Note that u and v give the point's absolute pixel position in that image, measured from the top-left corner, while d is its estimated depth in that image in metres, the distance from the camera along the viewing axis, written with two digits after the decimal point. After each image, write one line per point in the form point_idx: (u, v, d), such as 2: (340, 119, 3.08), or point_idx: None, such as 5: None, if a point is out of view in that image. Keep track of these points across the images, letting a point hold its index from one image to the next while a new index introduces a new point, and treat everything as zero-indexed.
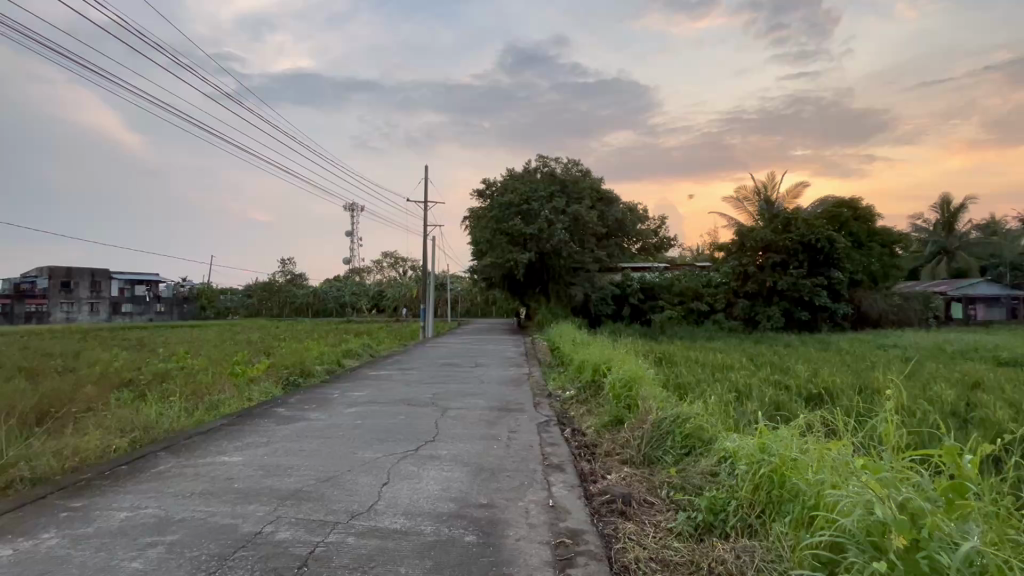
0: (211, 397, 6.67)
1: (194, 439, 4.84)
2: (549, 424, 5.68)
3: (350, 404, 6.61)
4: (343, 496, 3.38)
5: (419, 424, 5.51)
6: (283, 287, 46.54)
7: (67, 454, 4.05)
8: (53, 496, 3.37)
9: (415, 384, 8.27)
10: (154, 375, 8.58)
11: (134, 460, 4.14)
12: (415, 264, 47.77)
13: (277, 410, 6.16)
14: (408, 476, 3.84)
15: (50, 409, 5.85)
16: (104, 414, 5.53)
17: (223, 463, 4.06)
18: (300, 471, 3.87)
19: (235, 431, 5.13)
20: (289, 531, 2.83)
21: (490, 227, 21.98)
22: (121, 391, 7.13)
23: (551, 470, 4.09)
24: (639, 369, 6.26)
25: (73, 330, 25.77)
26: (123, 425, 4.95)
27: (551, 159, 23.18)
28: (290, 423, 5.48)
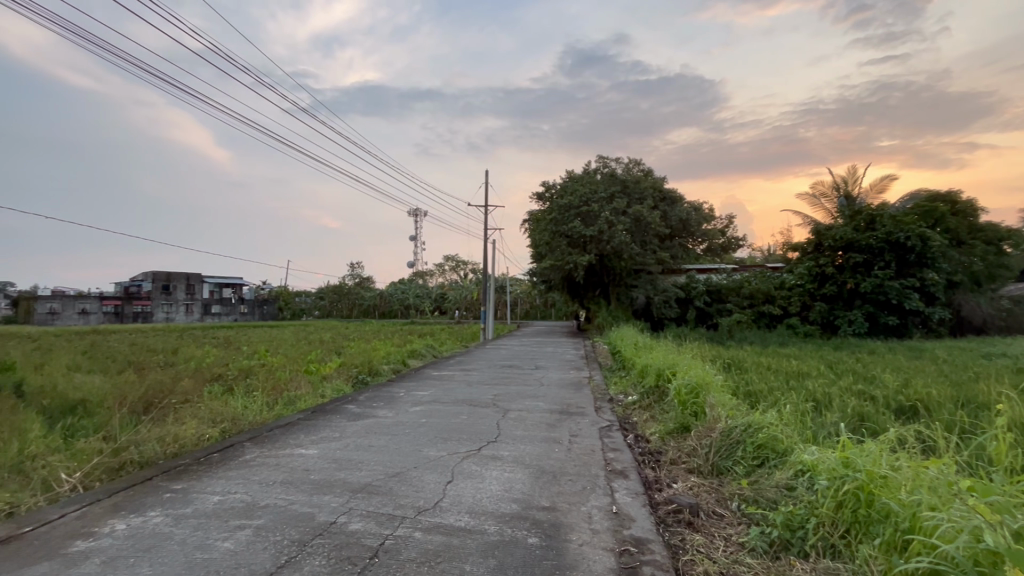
0: (289, 392, 7.15)
1: (275, 431, 5.19)
2: (611, 429, 5.58)
3: (416, 402, 6.83)
4: (410, 492, 3.50)
5: (481, 425, 5.59)
6: (352, 290, 49.07)
7: (168, 441, 4.48)
8: (157, 478, 3.75)
9: (476, 385, 8.42)
10: (241, 370, 9.33)
11: (224, 449, 4.51)
12: (475, 267, 48.64)
13: (348, 407, 6.48)
14: (471, 475, 3.91)
15: (154, 399, 6.51)
16: (199, 405, 6.07)
17: (300, 455, 4.33)
18: (370, 466, 4.05)
19: (310, 425, 5.45)
20: (361, 522, 2.97)
21: (550, 229, 21.90)
22: (213, 385, 7.81)
23: (613, 476, 4.01)
24: (707, 375, 6.01)
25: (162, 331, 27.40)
26: (215, 415, 5.42)
27: (611, 159, 22.79)
28: (360, 420, 5.74)
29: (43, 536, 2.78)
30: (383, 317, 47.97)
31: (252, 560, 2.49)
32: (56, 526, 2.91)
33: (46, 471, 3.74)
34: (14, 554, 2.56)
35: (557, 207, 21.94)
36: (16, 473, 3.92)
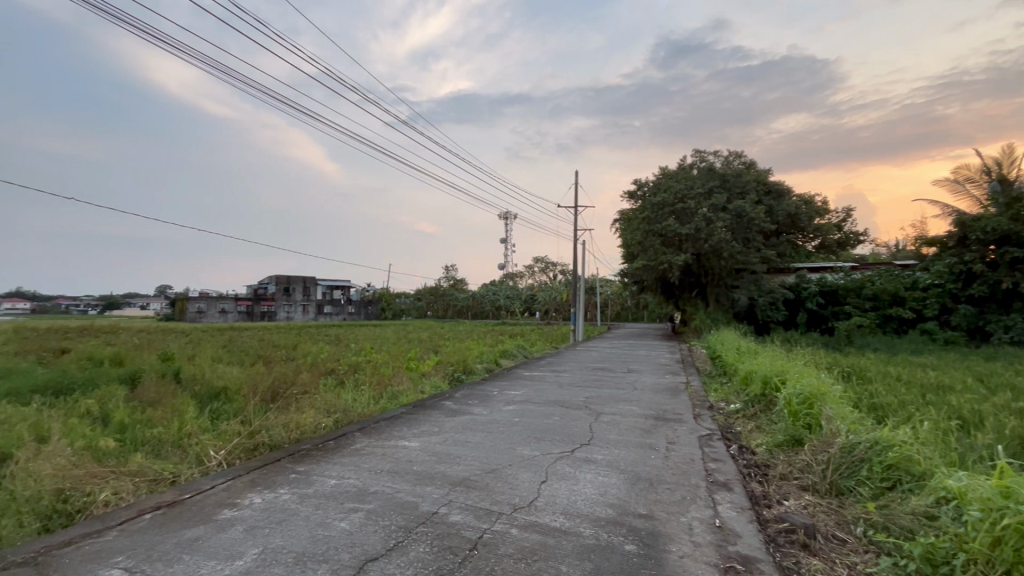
0: (393, 388, 7.65)
1: (380, 423, 5.58)
2: (712, 438, 5.28)
3: (509, 401, 6.97)
4: (506, 489, 3.59)
5: (574, 427, 5.56)
6: (447, 292, 51.28)
7: (292, 428, 5.00)
8: (285, 460, 4.20)
9: (568, 387, 8.40)
10: (351, 365, 10.18)
11: (337, 437, 4.94)
12: (564, 268, 48.51)
13: (445, 403, 6.79)
14: (565, 476, 3.91)
15: (280, 389, 7.31)
16: (316, 396, 6.72)
17: (403, 447, 4.61)
18: (467, 461, 4.21)
19: (413, 419, 5.79)
20: (460, 515, 3.10)
21: (642, 229, 21.23)
22: (327, 378, 8.60)
23: (715, 488, 3.79)
24: (822, 384, 5.46)
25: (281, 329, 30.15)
26: (330, 406, 5.95)
27: (709, 153, 21.58)
28: (457, 416, 5.99)
29: (199, 503, 3.23)
30: (476, 317, 49.54)
31: (364, 542, 2.70)
32: (208, 495, 3.38)
33: (199, 448, 4.36)
34: (178, 517, 3.01)
35: (649, 205, 21.17)
36: (177, 448, 4.62)
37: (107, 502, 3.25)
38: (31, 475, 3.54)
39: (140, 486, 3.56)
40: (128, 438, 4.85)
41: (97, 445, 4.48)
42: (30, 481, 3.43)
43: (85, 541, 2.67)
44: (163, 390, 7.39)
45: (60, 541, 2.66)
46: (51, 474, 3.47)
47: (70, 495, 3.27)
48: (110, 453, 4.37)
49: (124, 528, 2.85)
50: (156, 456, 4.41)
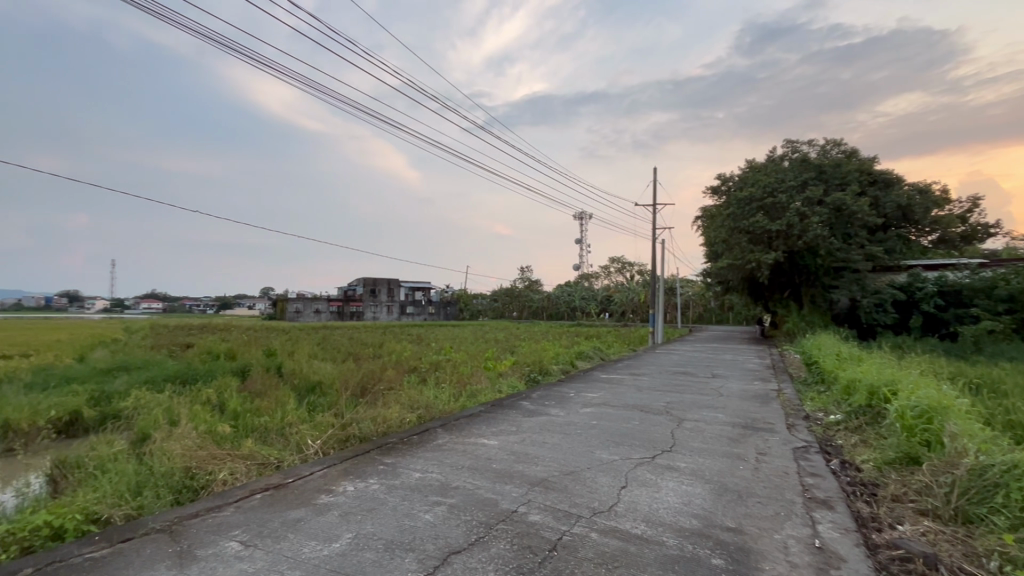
0: (472, 386, 7.87)
1: (461, 420, 5.76)
2: (809, 451, 4.88)
3: (587, 404, 6.91)
4: (584, 492, 3.56)
5: (654, 432, 5.39)
6: (522, 292, 51.64)
7: (379, 421, 5.29)
8: (374, 452, 4.46)
9: (647, 391, 8.15)
10: (432, 364, 10.58)
11: (421, 432, 5.15)
12: (642, 268, 47.02)
13: (523, 403, 6.85)
14: (647, 483, 3.80)
15: (368, 384, 7.79)
16: (401, 392, 7.09)
17: (483, 444, 4.73)
18: (545, 461, 4.23)
19: (492, 418, 5.92)
20: (539, 514, 3.12)
21: (727, 226, 20.12)
22: (411, 375, 9.03)
23: (814, 506, 3.49)
24: (943, 396, 4.84)
25: (369, 328, 32.17)
26: (414, 402, 6.23)
27: (803, 143, 19.97)
28: (535, 416, 6.03)
29: (300, 488, 3.52)
30: (551, 318, 49.45)
31: (448, 534, 2.80)
32: (308, 481, 3.67)
33: (299, 437, 4.76)
34: (282, 498, 3.30)
35: (735, 201, 20.00)
36: (281, 436, 5.07)
37: (224, 481, 3.64)
38: (165, 454, 4.06)
39: (251, 468, 3.95)
40: (241, 426, 5.42)
41: (217, 430, 5.06)
42: (164, 459, 3.93)
43: (207, 515, 3.00)
44: (268, 382, 8.16)
45: (188, 514, 3.01)
46: (181, 454, 3.96)
47: (196, 473, 3.70)
48: (225, 438, 4.89)
49: (239, 505, 3.17)
50: (263, 442, 4.87)
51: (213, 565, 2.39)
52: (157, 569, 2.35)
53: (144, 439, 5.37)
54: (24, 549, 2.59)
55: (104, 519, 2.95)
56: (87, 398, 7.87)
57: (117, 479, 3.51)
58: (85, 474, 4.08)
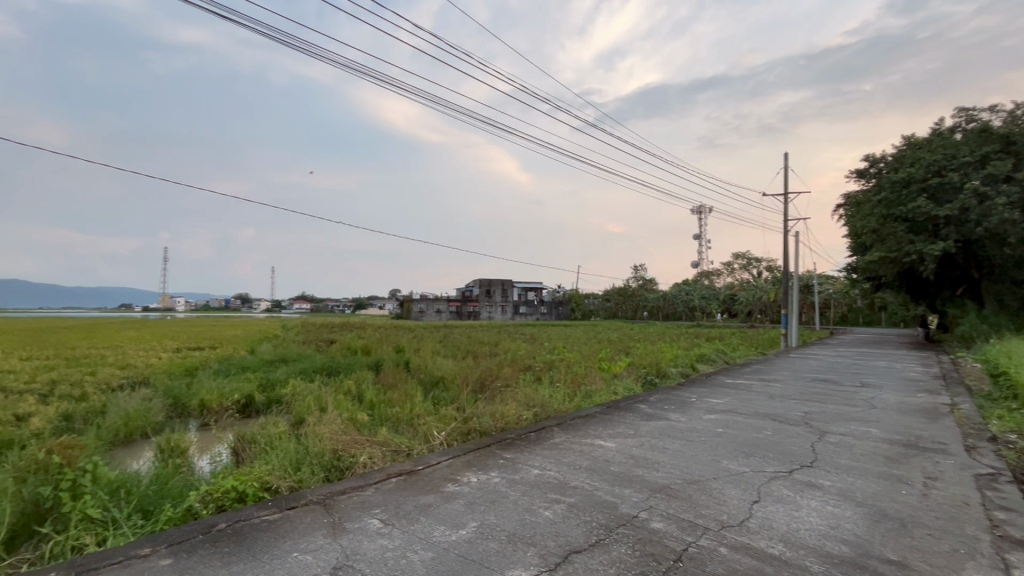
0: (586, 387, 7.81)
1: (577, 420, 5.76)
2: (998, 480, 4.05)
3: (710, 410, 6.48)
4: (711, 503, 3.35)
5: (791, 445, 4.89)
6: (636, 292, 49.83)
7: (498, 417, 5.49)
8: (494, 446, 4.64)
9: (781, 399, 7.40)
10: (546, 363, 10.72)
11: (538, 430, 5.25)
12: (771, 264, 42.80)
13: (640, 406, 6.62)
14: (784, 499, 3.46)
15: (486, 381, 8.12)
16: (516, 390, 7.29)
17: (601, 446, 4.67)
18: (666, 468, 4.05)
19: (608, 419, 5.82)
20: (662, 522, 3.00)
21: (878, 213, 17.55)
22: (526, 374, 9.22)
23: (1009, 546, 2.89)
24: None
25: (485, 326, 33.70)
26: (530, 400, 6.37)
27: (981, 110, 16.68)
28: (653, 421, 5.80)
29: (429, 475, 3.79)
30: (667, 319, 47.15)
31: (567, 533, 2.81)
32: (436, 469, 3.94)
33: (426, 428, 5.12)
34: (415, 483, 3.59)
35: (888, 184, 17.34)
36: (410, 427, 5.50)
37: (364, 463, 4.05)
38: (317, 436, 4.64)
39: (386, 454, 4.35)
40: (378, 415, 5.99)
41: (358, 417, 5.65)
42: (318, 440, 4.50)
43: (352, 492, 3.37)
44: (399, 376, 8.92)
45: (338, 490, 3.41)
46: (330, 437, 4.50)
47: (341, 454, 4.17)
48: (365, 425, 5.44)
49: (377, 486, 3.51)
50: (396, 431, 5.33)
51: (359, 538, 2.68)
52: (316, 535, 2.70)
53: (300, 422, 6.20)
54: (219, 507, 3.14)
55: (274, 488, 3.47)
56: (257, 384, 9.30)
57: (283, 456, 4.12)
58: (259, 448, 4.84)
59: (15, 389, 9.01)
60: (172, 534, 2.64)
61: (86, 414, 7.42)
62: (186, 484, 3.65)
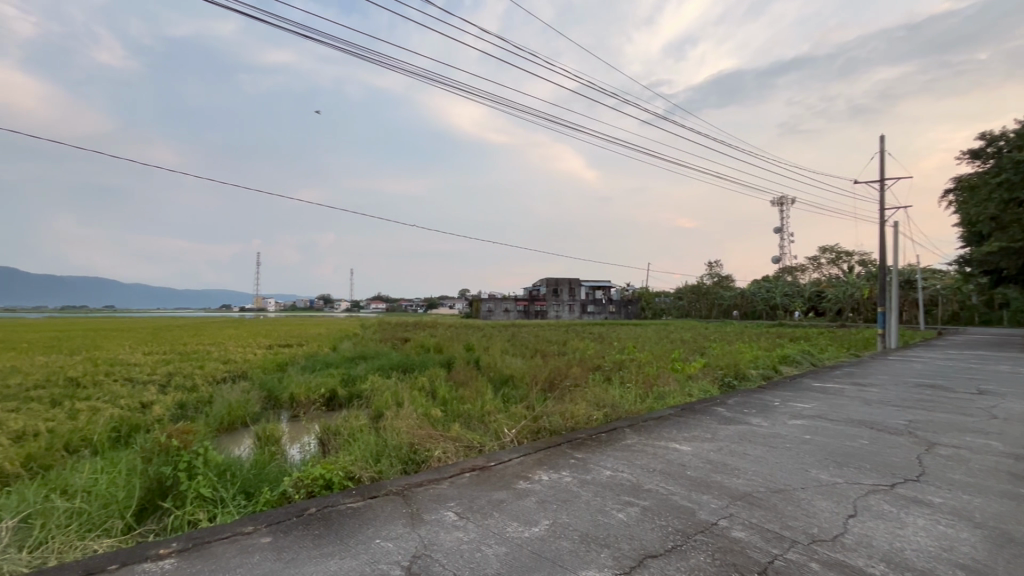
0: (659, 388, 7.58)
1: (650, 422, 5.59)
2: None
3: (796, 415, 6.05)
4: (800, 514, 3.13)
5: (892, 456, 4.45)
6: (711, 289, 47.20)
7: (567, 417, 5.46)
8: (564, 445, 4.63)
9: (880, 406, 6.74)
10: (616, 362, 10.52)
11: (609, 431, 5.17)
12: (864, 257, 39.13)
13: (717, 409, 6.32)
14: (885, 515, 3.16)
15: (555, 380, 8.11)
16: (586, 390, 7.21)
17: (676, 449, 4.50)
18: (748, 475, 3.83)
19: (682, 422, 5.61)
20: (744, 532, 2.85)
21: (998, 197, 15.51)
22: (596, 374, 9.10)
23: None
24: None
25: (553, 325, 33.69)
26: (601, 400, 6.28)
27: None
28: (732, 425, 5.51)
29: (501, 472, 3.85)
30: (745, 318, 44.44)
31: (642, 537, 2.75)
32: (508, 466, 4.00)
33: (497, 425, 5.22)
34: (488, 479, 3.68)
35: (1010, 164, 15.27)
36: (481, 423, 5.62)
37: (439, 458, 4.20)
38: (395, 430, 4.87)
39: (460, 449, 4.48)
40: (451, 411, 6.18)
41: (432, 413, 5.86)
42: (395, 434, 4.72)
43: (428, 485, 3.51)
44: (469, 374, 9.15)
45: (415, 482, 3.56)
46: (406, 431, 4.70)
47: (417, 448, 4.34)
48: (439, 420, 5.64)
49: (452, 480, 3.63)
50: (468, 427, 5.47)
51: (437, 530, 2.78)
52: (396, 524, 2.84)
53: (379, 416, 6.54)
54: (309, 493, 3.39)
55: (357, 477, 3.69)
56: (339, 379, 9.93)
57: (364, 447, 4.37)
58: (343, 439, 5.16)
59: (140, 379, 10.28)
60: (270, 515, 2.89)
61: (196, 403, 8.32)
62: (280, 470, 3.97)
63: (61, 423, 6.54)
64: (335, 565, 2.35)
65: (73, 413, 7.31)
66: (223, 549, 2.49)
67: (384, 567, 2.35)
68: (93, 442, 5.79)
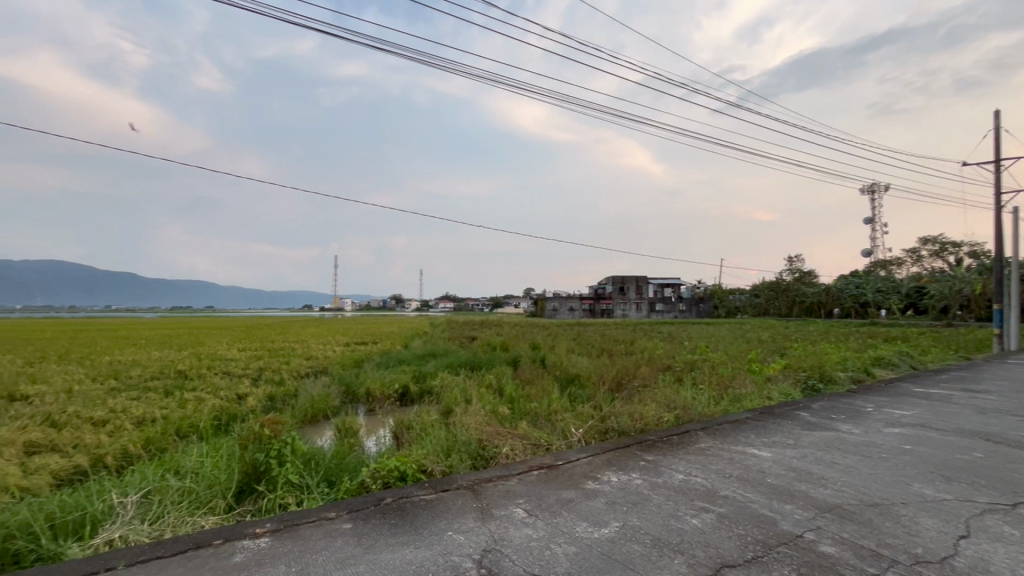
0: (735, 390, 7.20)
1: (725, 425, 5.33)
2: None
3: (894, 423, 5.52)
4: (899, 532, 2.86)
5: (1013, 473, 3.93)
6: (791, 286, 44.11)
7: (636, 418, 5.34)
8: (634, 446, 4.53)
9: (996, 415, 5.99)
10: (687, 363, 10.12)
11: (681, 433, 4.98)
12: (976, 247, 34.77)
13: (800, 414, 5.91)
14: (1004, 539, 2.81)
15: (623, 380, 7.94)
16: (655, 391, 7.00)
17: (754, 455, 4.26)
18: (838, 486, 3.55)
19: (761, 426, 5.30)
20: (834, 547, 2.65)
21: None
22: (666, 374, 8.81)
23: None
24: None
25: None
26: (671, 402, 6.08)
27: None
28: (819, 431, 5.12)
29: (569, 471, 3.83)
30: (846, 317, 39.35)
31: (719, 545, 2.63)
32: (576, 465, 3.98)
33: (564, 425, 5.20)
34: (556, 478, 3.67)
35: None
36: (548, 422, 5.62)
37: (506, 455, 4.24)
38: (463, 426, 4.98)
39: (527, 447, 4.50)
40: (517, 409, 6.24)
41: (499, 411, 5.94)
42: (464, 430, 4.84)
43: (497, 481, 3.56)
44: (535, 372, 9.19)
45: (484, 478, 3.63)
46: (475, 428, 4.80)
47: (486, 444, 4.42)
48: (506, 418, 5.71)
49: (520, 478, 3.66)
50: (535, 426, 5.49)
51: (506, 526, 2.82)
52: (467, 518, 2.91)
53: (448, 412, 6.74)
54: (384, 484, 3.55)
55: (429, 470, 3.82)
56: (411, 376, 10.33)
57: (435, 442, 4.51)
58: (415, 434, 5.37)
59: (236, 373, 11.29)
60: (351, 503, 3.07)
61: (284, 396, 8.98)
62: (359, 462, 4.20)
63: (173, 411, 7.32)
64: (410, 554, 2.45)
65: (182, 402, 8.15)
66: (310, 532, 2.68)
67: (456, 559, 2.41)
68: (199, 428, 6.43)
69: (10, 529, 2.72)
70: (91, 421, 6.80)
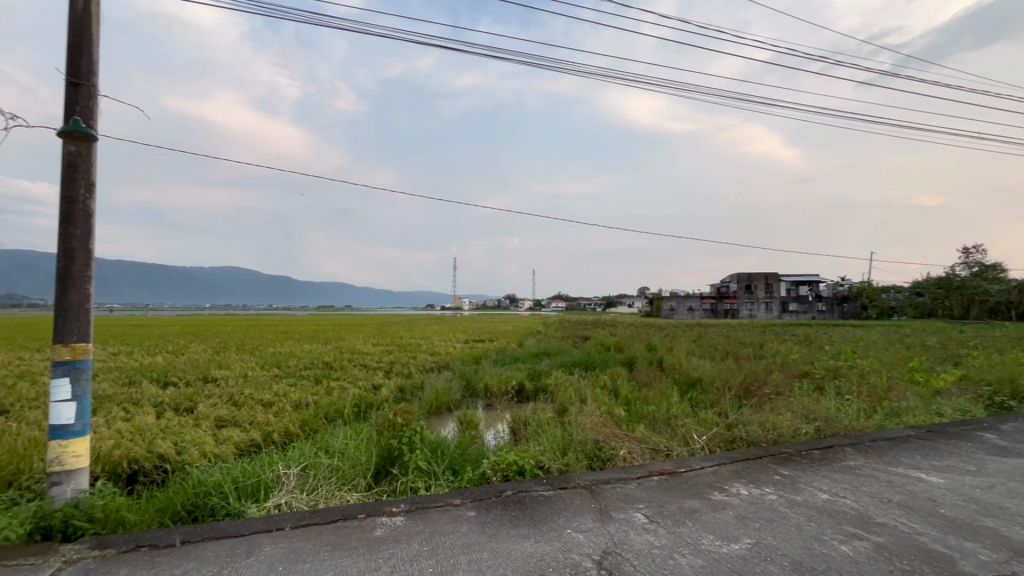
0: (893, 403, 6.23)
1: (881, 443, 4.65)
2: None
3: None
4: None
5: None
6: (968, 282, 36.45)
7: (769, 427, 4.89)
8: (767, 458, 4.15)
9: None
10: (830, 370, 8.98)
11: (824, 448, 4.45)
12: None
13: (984, 436, 4.92)
14: None
15: (751, 387, 7.32)
16: (790, 399, 6.34)
17: (921, 480, 3.65)
18: None
19: (929, 447, 4.52)
20: None
21: None
22: (803, 381, 7.93)
23: None
24: None
25: None
26: (811, 412, 5.46)
27: None
28: (1012, 458, 4.22)
29: (693, 480, 3.63)
30: None
31: None
32: (700, 474, 3.75)
33: (685, 431, 4.94)
34: (678, 485, 3.51)
35: None
36: (668, 426, 5.39)
37: (624, 457, 4.15)
38: (580, 426, 4.98)
39: (646, 451, 4.36)
40: (634, 411, 6.08)
41: (615, 412, 5.84)
42: (581, 430, 4.83)
43: (616, 483, 3.51)
44: (652, 374, 8.86)
45: (603, 479, 3.59)
46: (591, 428, 4.78)
47: (602, 445, 4.36)
48: (622, 420, 5.60)
49: (640, 482, 3.55)
50: (654, 430, 5.28)
51: (626, 529, 2.76)
52: (586, 517, 2.91)
53: (563, 410, 6.80)
54: (504, 476, 3.69)
55: (546, 467, 3.87)
56: (526, 374, 10.57)
57: (552, 440, 4.56)
58: (532, 430, 5.49)
59: (372, 365, 12.52)
60: (475, 492, 3.24)
61: (412, 387, 9.76)
62: (480, 453, 4.40)
63: (322, 397, 8.37)
64: (531, 547, 2.52)
65: (330, 389, 9.29)
66: (439, 515, 2.88)
67: (576, 557, 2.43)
68: (343, 413, 7.27)
69: (208, 487, 3.33)
70: (261, 402, 8.03)
